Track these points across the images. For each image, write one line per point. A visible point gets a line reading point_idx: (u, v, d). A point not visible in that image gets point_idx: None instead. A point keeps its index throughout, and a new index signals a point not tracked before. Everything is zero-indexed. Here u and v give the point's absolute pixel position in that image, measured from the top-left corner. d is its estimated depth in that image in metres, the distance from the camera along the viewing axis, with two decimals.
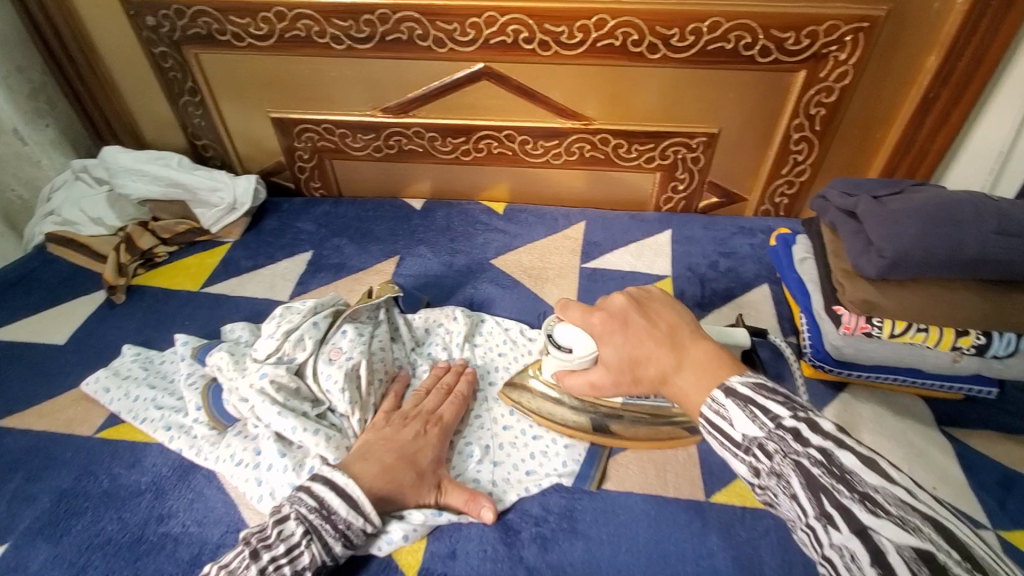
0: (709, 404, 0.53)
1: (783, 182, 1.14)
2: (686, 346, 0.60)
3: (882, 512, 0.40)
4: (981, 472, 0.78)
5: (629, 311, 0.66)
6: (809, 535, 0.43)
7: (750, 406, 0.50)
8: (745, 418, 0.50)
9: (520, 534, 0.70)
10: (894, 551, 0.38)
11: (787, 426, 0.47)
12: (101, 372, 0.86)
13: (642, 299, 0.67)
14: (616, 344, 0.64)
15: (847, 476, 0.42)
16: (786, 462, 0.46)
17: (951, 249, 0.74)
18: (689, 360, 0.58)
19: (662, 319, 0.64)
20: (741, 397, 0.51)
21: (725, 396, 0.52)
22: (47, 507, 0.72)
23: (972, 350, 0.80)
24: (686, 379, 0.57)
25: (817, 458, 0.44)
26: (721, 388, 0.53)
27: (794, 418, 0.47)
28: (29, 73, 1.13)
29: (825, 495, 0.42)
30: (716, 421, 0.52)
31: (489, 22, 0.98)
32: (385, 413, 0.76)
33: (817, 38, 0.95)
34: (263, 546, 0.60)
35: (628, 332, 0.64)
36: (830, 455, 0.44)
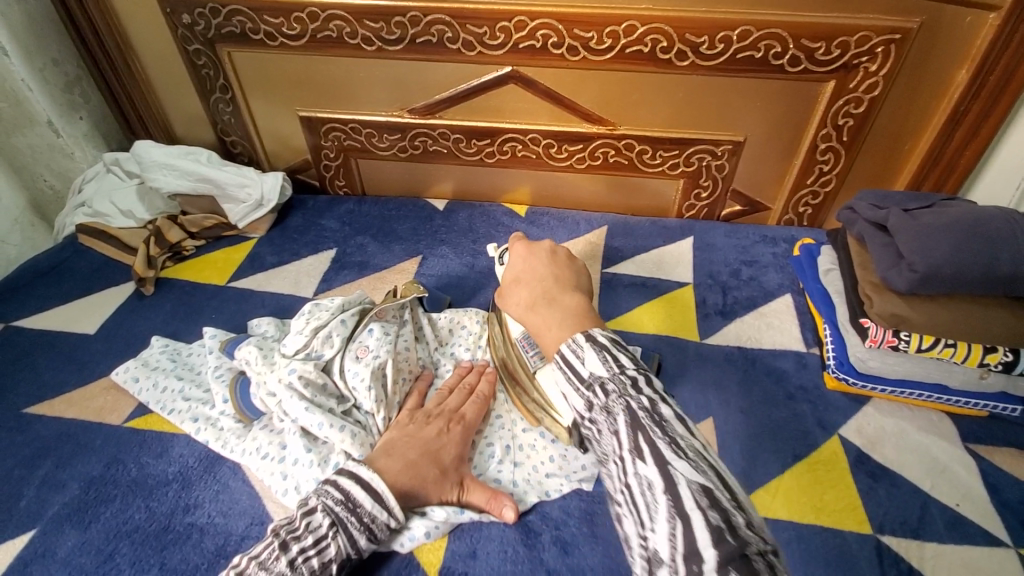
0: (568, 343, 0.58)
1: (808, 192, 1.13)
2: (566, 293, 0.71)
3: (685, 455, 0.46)
4: (1010, 494, 0.77)
5: (540, 255, 0.80)
6: (618, 468, 0.50)
7: (603, 351, 0.56)
8: (595, 359, 0.55)
9: (541, 536, 0.70)
10: (684, 483, 0.44)
11: (628, 374, 0.53)
12: (131, 363, 0.88)
13: (559, 253, 0.81)
14: (515, 265, 0.80)
15: (663, 422, 0.49)
16: (618, 402, 0.51)
17: (984, 266, 0.73)
18: (559, 303, 0.69)
19: (561, 270, 0.77)
20: (598, 344, 0.57)
21: (586, 341, 0.57)
22: (75, 494, 0.74)
23: (1000, 367, 0.79)
24: (549, 313, 0.68)
25: (644, 404, 0.50)
26: (582, 335, 0.59)
27: (634, 369, 0.53)
28: (64, 66, 1.16)
29: (642, 434, 0.48)
30: (570, 357, 0.57)
31: (519, 27, 0.98)
32: (410, 411, 0.77)
33: (848, 49, 0.94)
34: (292, 538, 0.60)
35: (527, 270, 0.78)
36: (656, 406, 0.50)
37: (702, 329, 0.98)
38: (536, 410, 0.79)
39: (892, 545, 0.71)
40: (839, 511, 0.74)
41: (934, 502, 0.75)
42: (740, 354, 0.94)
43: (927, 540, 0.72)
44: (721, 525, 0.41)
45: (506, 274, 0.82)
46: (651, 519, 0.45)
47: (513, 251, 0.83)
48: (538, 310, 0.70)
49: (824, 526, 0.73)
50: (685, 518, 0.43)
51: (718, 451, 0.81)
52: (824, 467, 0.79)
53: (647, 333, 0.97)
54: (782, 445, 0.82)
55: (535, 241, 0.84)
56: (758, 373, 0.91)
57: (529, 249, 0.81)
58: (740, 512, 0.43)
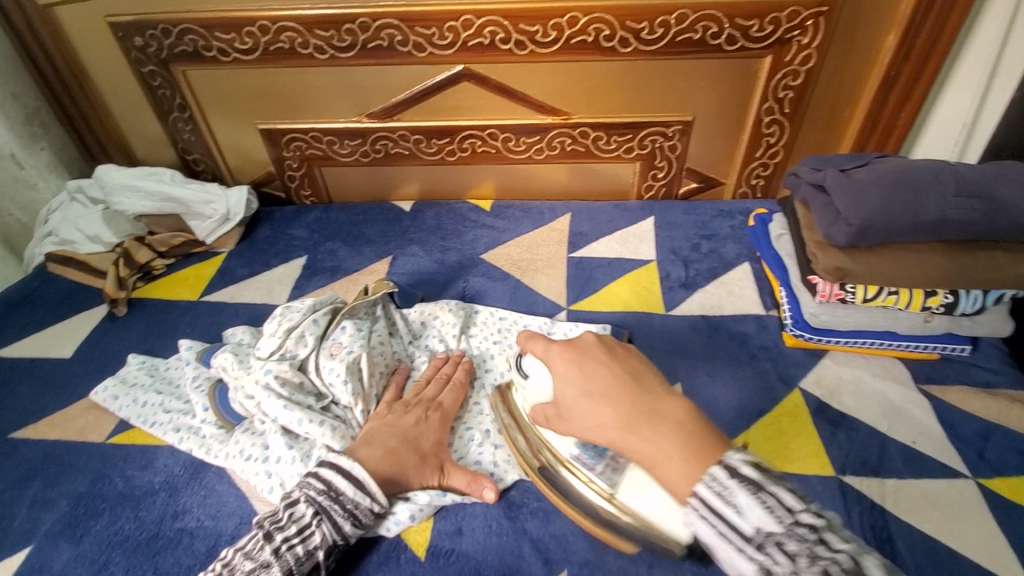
0: (705, 483, 0.48)
1: (758, 164, 1.18)
2: (653, 396, 0.58)
3: None
4: (958, 425, 0.82)
5: (593, 355, 0.64)
6: None
7: (759, 491, 0.46)
8: (755, 507, 0.45)
9: (522, 509, 0.73)
10: None
11: (804, 521, 0.44)
12: (108, 382, 0.89)
13: (609, 343, 0.66)
14: (571, 372, 0.63)
15: None
16: (809, 568, 0.42)
17: (912, 213, 0.78)
18: (661, 414, 0.56)
19: (632, 368, 0.62)
20: (746, 480, 0.47)
21: (730, 478, 0.47)
22: (65, 510, 0.74)
23: (942, 308, 0.85)
24: (658, 436, 0.54)
25: (844, 563, 0.41)
26: (717, 467, 0.49)
27: (808, 510, 0.44)
28: (24, 99, 1.16)
29: None
30: (719, 507, 0.47)
31: (466, 26, 1.02)
32: (388, 402, 0.79)
33: (779, 24, 0.99)
34: (276, 529, 0.63)
35: (587, 369, 0.63)
36: (858, 562, 0.41)
37: (667, 302, 1.02)
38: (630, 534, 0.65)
39: (854, 481, 0.76)
40: (802, 457, 0.79)
41: (892, 441, 0.80)
42: (704, 322, 0.98)
43: (886, 475, 0.76)
44: None
45: (557, 388, 0.64)
46: None
47: (559, 355, 0.66)
48: (641, 434, 0.55)
49: (790, 472, 0.77)
50: None
51: None
52: (787, 417, 0.84)
53: (616, 313, 1.00)
54: (748, 403, 0.86)
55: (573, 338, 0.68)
56: (721, 338, 0.95)
57: (576, 351, 0.65)
58: None
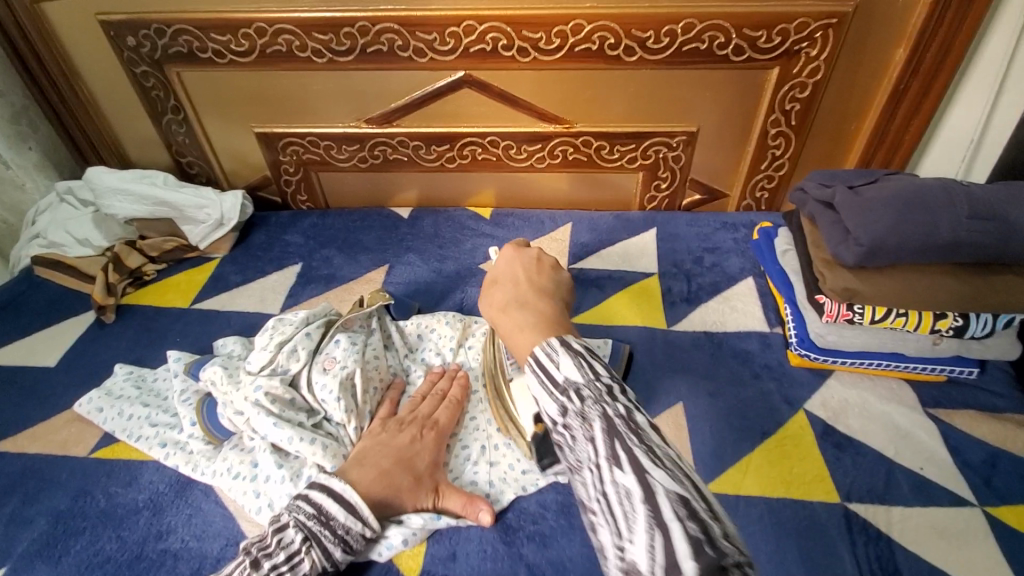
0: (543, 348, 0.57)
1: (763, 177, 1.16)
2: (540, 298, 0.70)
3: (662, 464, 0.46)
4: (967, 452, 0.80)
5: (524, 260, 0.78)
6: (592, 476, 0.49)
7: (579, 358, 0.54)
8: (571, 365, 0.54)
9: (518, 532, 0.71)
10: (663, 495, 0.44)
11: (603, 381, 0.52)
12: (93, 393, 0.86)
13: (544, 261, 0.79)
14: (500, 267, 0.78)
15: (640, 432, 0.48)
16: (594, 409, 0.50)
17: (924, 235, 0.76)
18: (532, 307, 0.68)
19: (541, 279, 0.75)
20: (572, 349, 0.55)
21: (560, 345, 0.56)
22: (44, 530, 0.72)
23: (950, 331, 0.83)
24: (521, 316, 0.66)
25: (620, 412, 0.49)
26: (557, 339, 0.57)
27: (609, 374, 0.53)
28: (10, 97, 1.13)
29: (619, 443, 0.47)
30: (545, 363, 0.55)
31: (468, 32, 1.00)
32: (381, 419, 0.77)
33: (787, 36, 0.97)
34: (264, 555, 0.61)
35: (506, 271, 0.77)
36: (632, 413, 0.50)
37: (669, 317, 1.00)
38: (507, 421, 0.80)
39: (860, 510, 0.73)
40: (807, 482, 0.76)
41: (898, 467, 0.78)
42: (706, 339, 0.96)
43: (893, 504, 0.74)
44: (700, 536, 0.41)
45: (488, 276, 0.79)
46: (630, 532, 0.44)
47: (501, 252, 0.81)
48: (508, 313, 0.68)
49: (794, 498, 0.75)
50: (664, 530, 0.42)
51: (688, 438, 0.82)
52: (792, 440, 0.81)
53: (616, 327, 0.98)
54: (750, 425, 0.84)
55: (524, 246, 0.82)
56: (724, 356, 0.93)
57: (516, 253, 0.80)
58: (716, 522, 0.43)
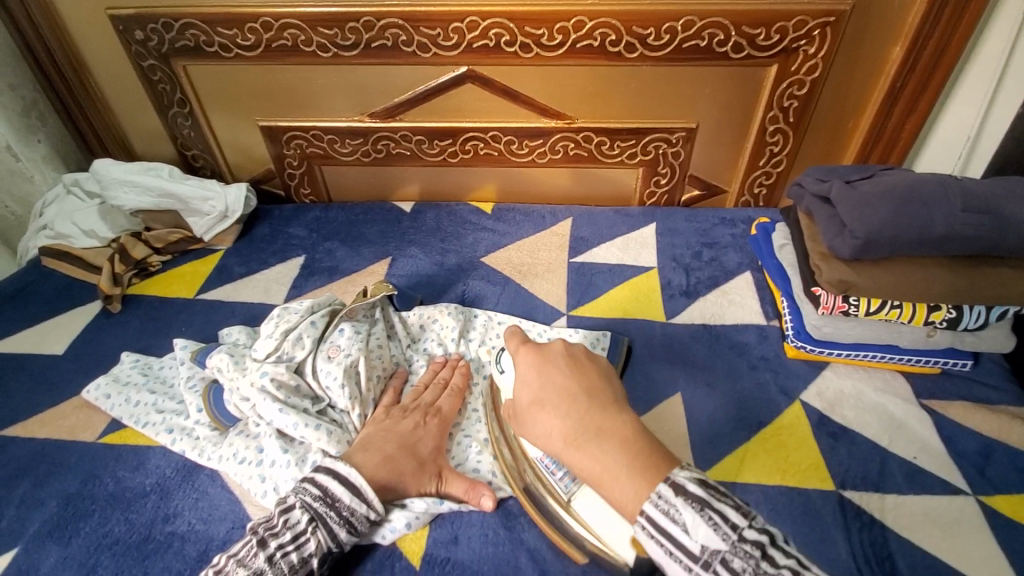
0: (652, 502, 0.50)
1: (761, 173, 1.18)
2: (608, 414, 0.57)
3: None
4: (958, 440, 0.82)
5: (555, 364, 0.62)
6: None
7: (707, 510, 0.49)
8: (703, 526, 0.48)
9: (519, 518, 0.72)
10: None
11: (749, 538, 0.47)
12: (101, 380, 0.87)
13: (576, 354, 0.64)
14: (529, 383, 0.61)
15: None
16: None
17: (918, 227, 0.78)
18: (609, 432, 0.55)
19: (589, 379, 0.60)
20: (695, 502, 0.49)
21: (678, 497, 0.49)
22: (54, 512, 0.73)
23: (944, 323, 0.85)
24: (608, 454, 0.54)
25: None
26: (667, 485, 0.51)
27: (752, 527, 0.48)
28: (21, 90, 1.14)
29: None
30: (668, 527, 0.49)
31: (471, 27, 1.01)
32: (385, 407, 0.78)
33: (786, 33, 0.99)
34: (270, 535, 0.62)
35: (543, 383, 0.60)
36: (796, 574, 0.45)
37: (668, 310, 1.01)
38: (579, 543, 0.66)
39: (854, 496, 0.75)
40: (803, 469, 0.78)
41: (892, 456, 0.80)
42: (705, 331, 0.98)
43: (886, 491, 0.76)
44: None
45: (517, 394, 0.63)
46: None
47: (520, 360, 0.64)
48: (586, 449, 0.55)
49: (790, 485, 0.76)
50: None
51: (688, 428, 0.83)
52: (787, 429, 0.83)
53: (616, 320, 0.99)
54: (748, 414, 0.85)
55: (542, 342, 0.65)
56: (722, 348, 0.95)
57: (541, 358, 0.63)
58: None
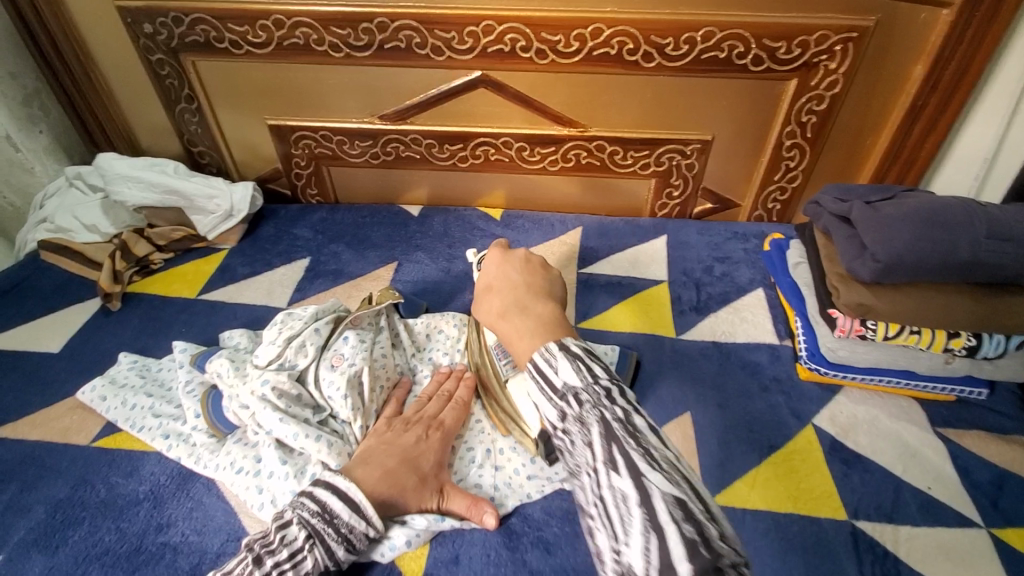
0: (542, 354, 0.58)
1: (776, 188, 1.16)
2: (537, 301, 0.73)
3: (659, 467, 0.46)
4: (975, 473, 0.79)
5: (513, 264, 0.82)
6: (590, 482, 0.49)
7: (578, 360, 0.55)
8: (570, 369, 0.55)
9: (522, 538, 0.70)
10: (658, 493, 0.44)
11: (602, 385, 0.53)
12: (97, 381, 0.85)
13: (535, 262, 0.84)
14: (489, 272, 0.82)
15: (638, 435, 0.49)
16: (592, 413, 0.51)
17: (942, 253, 0.76)
18: (531, 311, 0.71)
19: (533, 279, 0.79)
20: (572, 354, 0.56)
21: (558, 350, 0.57)
22: (42, 518, 0.71)
23: (964, 351, 0.82)
24: (522, 321, 0.69)
25: (619, 415, 0.50)
26: (556, 344, 0.59)
27: (609, 379, 0.54)
28: (22, 79, 1.13)
29: (617, 445, 0.48)
30: (544, 368, 0.57)
31: (486, 31, 0.99)
32: (387, 419, 0.76)
33: (807, 48, 0.97)
34: (266, 552, 0.60)
35: (498, 275, 0.80)
36: (630, 417, 0.50)
37: (677, 325, 0.99)
38: (507, 419, 0.80)
39: (867, 528, 0.73)
40: (815, 498, 0.76)
41: (906, 486, 0.77)
42: (715, 349, 0.95)
43: (901, 524, 0.73)
44: (696, 538, 0.42)
45: (481, 280, 0.83)
46: (626, 535, 0.45)
47: (489, 257, 0.85)
48: (509, 318, 0.71)
49: (801, 513, 0.74)
50: (660, 532, 0.43)
51: (696, 448, 0.81)
52: (799, 455, 0.81)
53: (625, 334, 0.97)
54: (758, 437, 0.83)
55: (511, 250, 0.86)
56: (733, 367, 0.93)
57: (503, 257, 0.83)
58: (711, 524, 0.44)
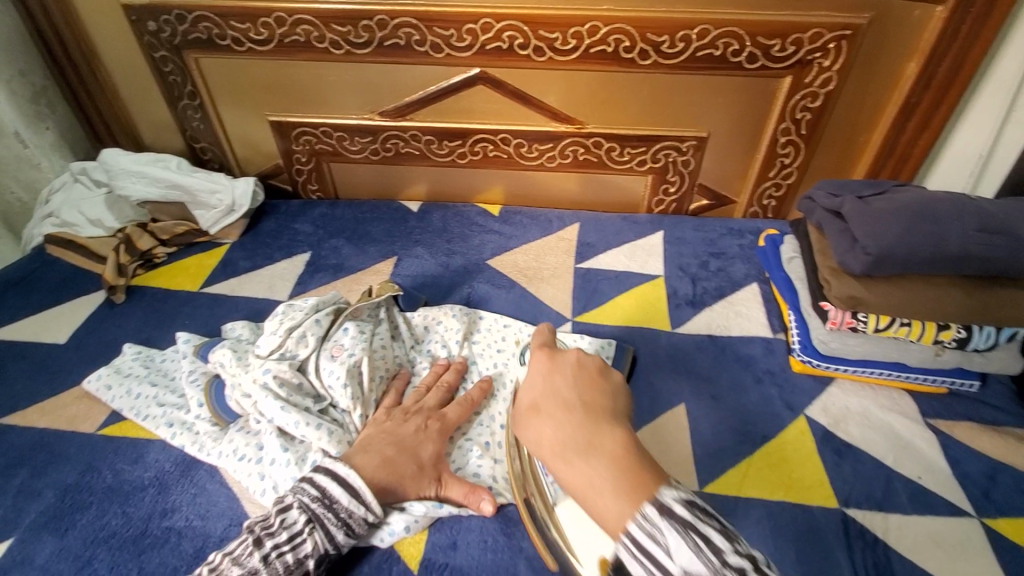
0: (638, 522, 0.44)
1: (771, 185, 1.17)
2: (606, 430, 0.51)
3: None
4: (964, 462, 0.81)
5: (564, 371, 0.59)
6: None
7: (690, 532, 0.42)
8: (685, 549, 0.41)
9: (519, 526, 0.71)
10: None
11: (731, 564, 0.40)
12: (103, 370, 0.87)
13: (589, 365, 0.60)
14: (534, 387, 0.58)
15: None
16: None
17: (931, 245, 0.77)
18: (599, 449, 0.49)
19: (594, 396, 0.56)
20: (678, 519, 0.42)
21: (662, 520, 0.43)
22: (51, 502, 0.73)
23: (953, 343, 0.84)
24: (592, 468, 0.48)
25: None
26: (651, 504, 0.44)
27: (737, 551, 0.41)
28: (31, 77, 1.14)
29: None
30: (649, 546, 0.43)
31: (485, 29, 1.01)
32: (386, 409, 0.77)
33: (801, 45, 0.98)
34: (266, 534, 0.62)
35: (547, 393, 0.57)
36: None
37: (673, 319, 1.01)
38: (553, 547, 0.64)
39: (857, 514, 0.74)
40: (806, 485, 0.77)
41: (896, 475, 0.79)
42: (710, 342, 0.97)
43: (890, 510, 0.75)
44: None
45: (519, 396, 0.59)
46: None
47: (531, 362, 0.62)
48: (574, 462, 0.49)
49: (793, 500, 0.76)
50: None
51: (692, 440, 0.82)
52: (792, 444, 0.82)
53: (620, 327, 0.99)
54: (752, 428, 0.84)
55: (557, 350, 0.63)
56: (727, 359, 0.94)
57: (551, 364, 0.60)
58: None
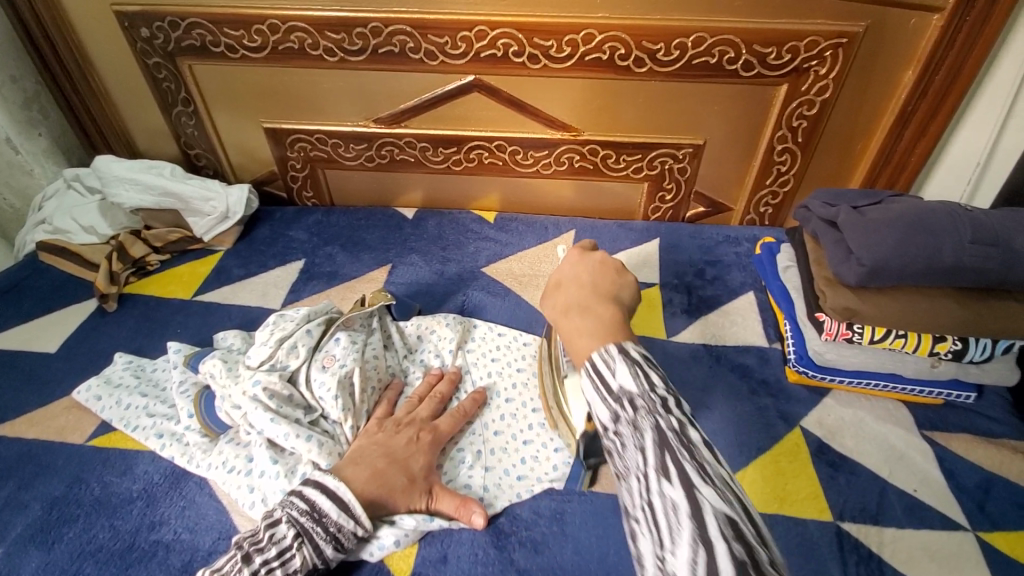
0: (600, 353, 0.54)
1: (768, 192, 1.17)
2: (603, 302, 0.64)
3: (713, 484, 0.43)
4: (959, 475, 0.80)
5: (589, 264, 0.72)
6: (638, 488, 0.47)
7: (636, 365, 0.52)
8: (627, 373, 0.51)
9: (511, 538, 0.71)
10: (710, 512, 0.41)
11: (659, 393, 0.50)
12: (92, 381, 0.86)
13: (610, 265, 0.73)
14: (563, 270, 0.72)
15: (690, 445, 0.46)
16: (647, 419, 0.48)
17: (927, 257, 0.77)
18: (595, 311, 0.62)
19: (606, 283, 0.69)
20: (631, 357, 0.53)
21: (618, 352, 0.53)
22: (38, 515, 0.72)
23: (949, 355, 0.83)
24: (583, 321, 0.60)
25: (673, 425, 0.47)
26: (615, 345, 0.55)
27: (666, 388, 0.50)
28: (23, 82, 1.14)
29: (669, 455, 0.45)
30: (600, 368, 0.53)
31: (479, 36, 1.00)
32: (377, 420, 0.76)
33: (797, 54, 0.98)
34: (255, 550, 0.61)
35: (570, 274, 0.71)
36: (684, 429, 0.48)
37: (667, 328, 1.00)
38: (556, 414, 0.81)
39: (852, 529, 0.73)
40: (801, 499, 0.77)
41: (891, 488, 0.78)
42: (705, 351, 0.96)
43: (885, 525, 0.74)
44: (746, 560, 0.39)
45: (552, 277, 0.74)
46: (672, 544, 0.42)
47: (567, 256, 0.75)
48: (573, 316, 0.62)
49: (786, 514, 0.75)
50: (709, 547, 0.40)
51: None
52: (786, 457, 0.82)
53: None
54: (747, 439, 0.84)
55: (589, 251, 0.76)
56: (722, 369, 0.93)
57: (580, 256, 0.74)
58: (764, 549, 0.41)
